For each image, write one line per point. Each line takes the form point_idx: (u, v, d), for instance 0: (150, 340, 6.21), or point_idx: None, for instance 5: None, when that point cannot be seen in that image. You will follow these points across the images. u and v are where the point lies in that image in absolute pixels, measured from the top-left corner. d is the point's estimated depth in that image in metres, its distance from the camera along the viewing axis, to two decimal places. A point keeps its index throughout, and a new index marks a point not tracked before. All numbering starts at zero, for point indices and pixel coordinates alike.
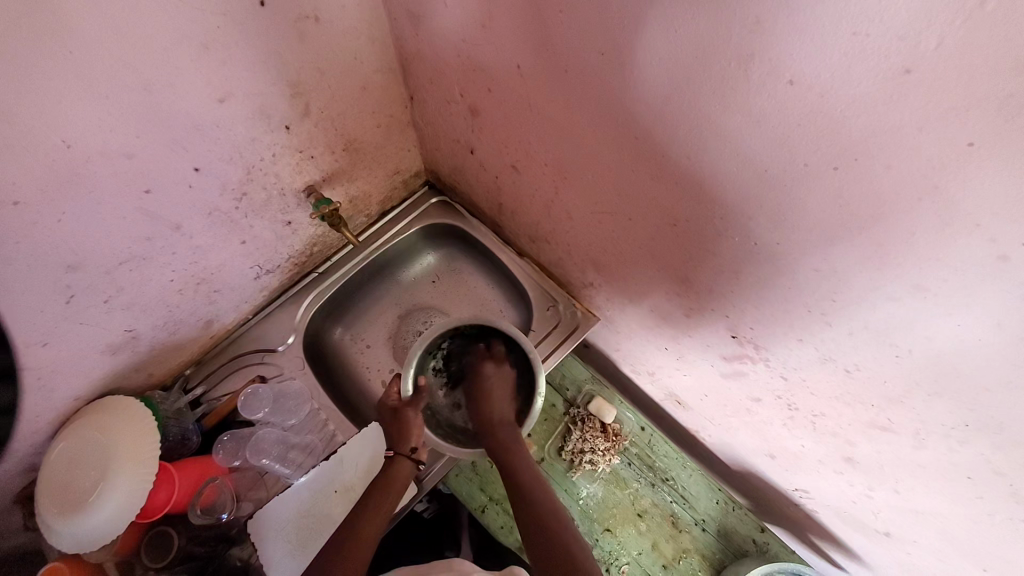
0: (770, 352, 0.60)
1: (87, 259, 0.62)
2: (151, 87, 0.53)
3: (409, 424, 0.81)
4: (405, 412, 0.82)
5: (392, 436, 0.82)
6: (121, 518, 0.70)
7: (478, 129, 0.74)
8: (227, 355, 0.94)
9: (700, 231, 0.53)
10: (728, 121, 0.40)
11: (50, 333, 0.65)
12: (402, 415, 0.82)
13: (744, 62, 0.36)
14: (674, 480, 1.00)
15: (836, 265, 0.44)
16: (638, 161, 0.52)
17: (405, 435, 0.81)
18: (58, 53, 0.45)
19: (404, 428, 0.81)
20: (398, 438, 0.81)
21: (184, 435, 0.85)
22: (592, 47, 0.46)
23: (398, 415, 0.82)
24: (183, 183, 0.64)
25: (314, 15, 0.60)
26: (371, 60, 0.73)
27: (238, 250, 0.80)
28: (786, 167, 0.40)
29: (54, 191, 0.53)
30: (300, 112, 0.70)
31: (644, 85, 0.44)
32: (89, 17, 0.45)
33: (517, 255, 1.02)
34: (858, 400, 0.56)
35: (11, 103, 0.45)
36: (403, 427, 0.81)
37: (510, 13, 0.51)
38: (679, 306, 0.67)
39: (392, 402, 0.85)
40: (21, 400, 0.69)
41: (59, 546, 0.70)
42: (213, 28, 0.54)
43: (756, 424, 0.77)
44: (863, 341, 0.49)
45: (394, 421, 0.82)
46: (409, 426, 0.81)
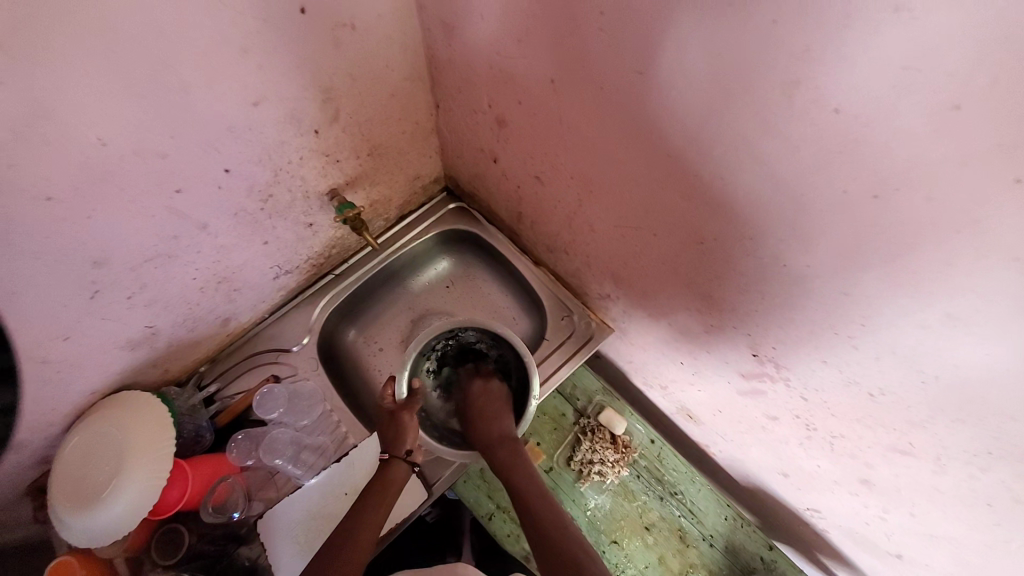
0: (791, 371, 0.60)
1: (114, 256, 0.62)
2: (188, 88, 0.54)
3: (404, 426, 0.79)
4: (401, 415, 0.81)
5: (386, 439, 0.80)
6: (134, 515, 0.70)
7: (503, 139, 0.75)
8: (243, 353, 0.94)
9: (727, 250, 0.53)
10: (767, 145, 0.41)
11: (74, 327, 0.66)
12: (397, 417, 0.80)
13: (789, 89, 0.36)
14: (683, 494, 0.99)
15: (866, 290, 0.44)
16: (669, 180, 0.53)
17: (400, 437, 0.78)
18: (103, 54, 0.46)
19: (399, 430, 0.79)
20: (393, 441, 0.80)
21: (197, 433, 0.85)
22: (631, 66, 0.46)
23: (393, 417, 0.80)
24: (212, 183, 0.65)
25: (350, 24, 0.62)
26: (401, 68, 0.73)
27: (260, 250, 0.81)
28: (822, 192, 0.40)
29: (87, 188, 0.54)
30: (329, 117, 0.71)
31: (682, 105, 0.45)
32: (135, 18, 0.46)
33: (533, 264, 1.02)
34: (880, 423, 0.56)
35: (54, 101, 0.46)
36: (398, 430, 0.79)
37: (549, 29, 0.51)
38: (700, 322, 0.68)
39: (387, 405, 0.82)
40: (41, 393, 0.70)
41: (72, 541, 0.70)
42: (253, 33, 0.54)
43: (770, 442, 0.77)
44: (889, 366, 0.49)
45: (390, 424, 0.80)
46: (404, 429, 0.79)
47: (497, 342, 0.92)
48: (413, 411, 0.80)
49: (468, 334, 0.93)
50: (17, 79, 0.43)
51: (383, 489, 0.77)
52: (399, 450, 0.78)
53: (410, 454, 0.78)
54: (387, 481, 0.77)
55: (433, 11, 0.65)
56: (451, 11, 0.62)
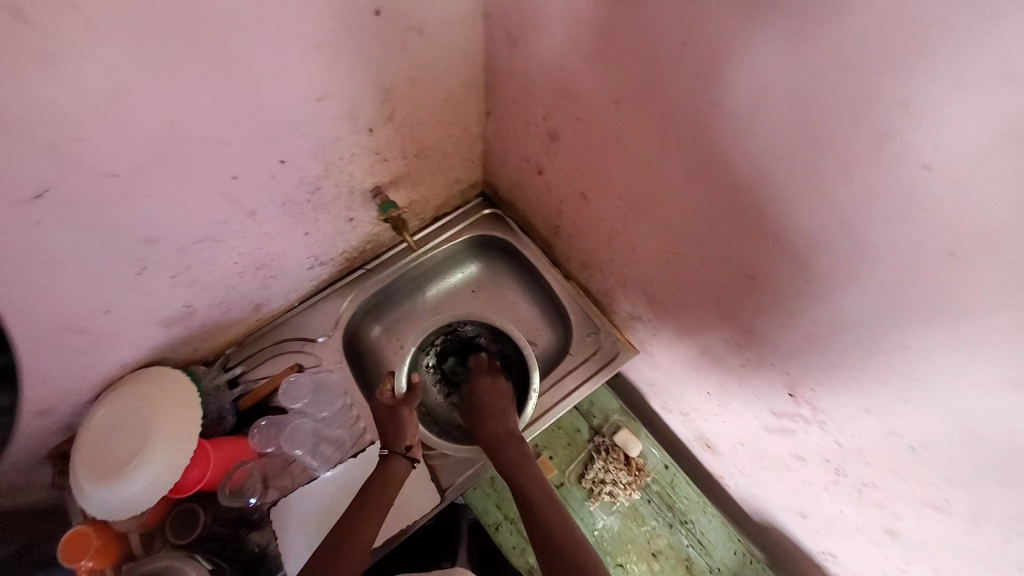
0: (828, 415, 0.59)
1: (165, 235, 0.63)
2: (259, 80, 0.55)
3: (403, 422, 0.80)
4: (399, 411, 0.81)
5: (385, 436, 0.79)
6: (156, 490, 0.71)
7: (553, 153, 0.75)
8: (270, 338, 0.95)
9: (779, 288, 0.53)
10: (842, 190, 0.41)
11: (117, 300, 0.67)
12: (396, 413, 0.80)
13: (879, 139, 0.36)
14: (693, 524, 0.98)
15: (925, 345, 0.43)
16: (728, 212, 0.52)
17: (400, 434, 0.79)
18: (187, 40, 0.47)
19: (399, 427, 0.79)
20: (392, 438, 0.79)
21: (220, 415, 0.85)
22: (707, 97, 0.46)
23: (392, 413, 0.80)
24: (266, 172, 0.66)
25: (419, 28, 0.63)
26: (460, 74, 0.74)
27: (300, 240, 0.82)
28: (896, 244, 0.40)
29: (151, 168, 0.55)
30: (385, 116, 0.72)
31: (756, 141, 0.44)
32: (221, 8, 0.47)
33: (563, 277, 1.02)
34: (916, 477, 0.55)
35: (134, 81, 0.47)
36: (398, 426, 0.79)
37: (621, 52, 0.51)
38: (736, 355, 0.67)
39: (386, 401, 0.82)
40: (78, 361, 0.71)
41: (92, 511, 0.70)
42: (327, 31, 0.55)
43: (793, 481, 0.76)
44: (938, 422, 0.48)
45: (389, 420, 0.80)
46: (403, 426, 0.80)
47: (497, 336, 0.95)
48: (412, 406, 0.81)
49: (468, 328, 0.97)
50: (104, 59, 0.44)
51: (384, 484, 0.77)
52: (398, 446, 0.78)
53: (410, 450, 0.78)
54: (388, 475, 0.77)
55: (500, 22, 0.66)
56: (520, 24, 0.62)
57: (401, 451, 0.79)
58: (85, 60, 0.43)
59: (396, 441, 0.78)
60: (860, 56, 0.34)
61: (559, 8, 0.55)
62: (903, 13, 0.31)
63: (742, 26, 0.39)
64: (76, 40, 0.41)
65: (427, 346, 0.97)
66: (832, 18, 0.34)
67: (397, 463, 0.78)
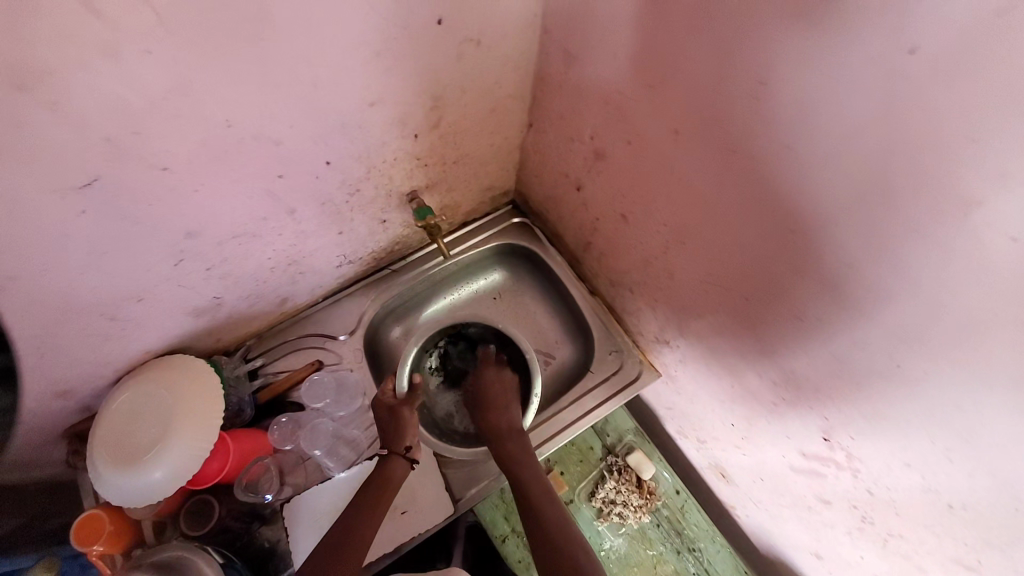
0: (864, 464, 0.58)
1: (206, 229, 0.63)
2: (317, 83, 0.54)
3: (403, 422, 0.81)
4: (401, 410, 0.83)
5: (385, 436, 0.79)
6: (173, 482, 0.71)
7: (597, 172, 0.74)
8: (292, 332, 0.94)
9: (831, 335, 0.52)
10: (914, 248, 0.40)
11: (152, 289, 0.66)
12: (397, 413, 0.82)
13: (965, 205, 0.35)
14: (701, 552, 0.97)
15: (985, 412, 0.42)
16: (782, 255, 0.52)
17: (400, 434, 0.79)
18: (252, 41, 0.46)
19: (399, 426, 0.80)
20: (392, 438, 0.79)
21: (239, 406, 0.85)
22: (779, 139, 0.45)
23: (392, 413, 0.81)
24: (311, 173, 0.65)
25: (476, 39, 0.62)
26: (509, 85, 0.73)
27: (333, 239, 0.81)
28: (967, 309, 0.39)
29: (201, 164, 0.54)
30: (431, 123, 0.71)
31: (826, 188, 0.43)
32: (287, 11, 0.46)
33: (588, 292, 1.01)
34: (951, 536, 0.54)
35: (196, 79, 0.46)
36: (398, 426, 0.80)
37: (691, 84, 0.50)
38: (771, 393, 0.66)
39: (387, 401, 0.83)
40: (106, 345, 0.71)
41: (106, 495, 0.70)
42: (388, 38, 0.55)
43: (813, 522, 0.75)
44: (983, 486, 0.46)
45: (389, 419, 0.81)
46: (403, 426, 0.81)
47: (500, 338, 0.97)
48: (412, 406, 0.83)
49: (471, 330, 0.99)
50: (168, 55, 0.43)
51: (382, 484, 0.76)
52: (398, 446, 0.78)
53: (409, 450, 0.78)
54: (386, 475, 0.77)
55: (558, 38, 0.65)
56: (581, 42, 0.61)
57: (401, 451, 0.78)
58: (149, 55, 0.42)
59: (396, 441, 0.78)
60: (956, 120, 0.33)
61: (627, 32, 0.54)
62: (1011, 83, 0.30)
63: (830, 76, 0.38)
64: (143, 36, 0.41)
65: (428, 347, 0.99)
66: (933, 79, 0.33)
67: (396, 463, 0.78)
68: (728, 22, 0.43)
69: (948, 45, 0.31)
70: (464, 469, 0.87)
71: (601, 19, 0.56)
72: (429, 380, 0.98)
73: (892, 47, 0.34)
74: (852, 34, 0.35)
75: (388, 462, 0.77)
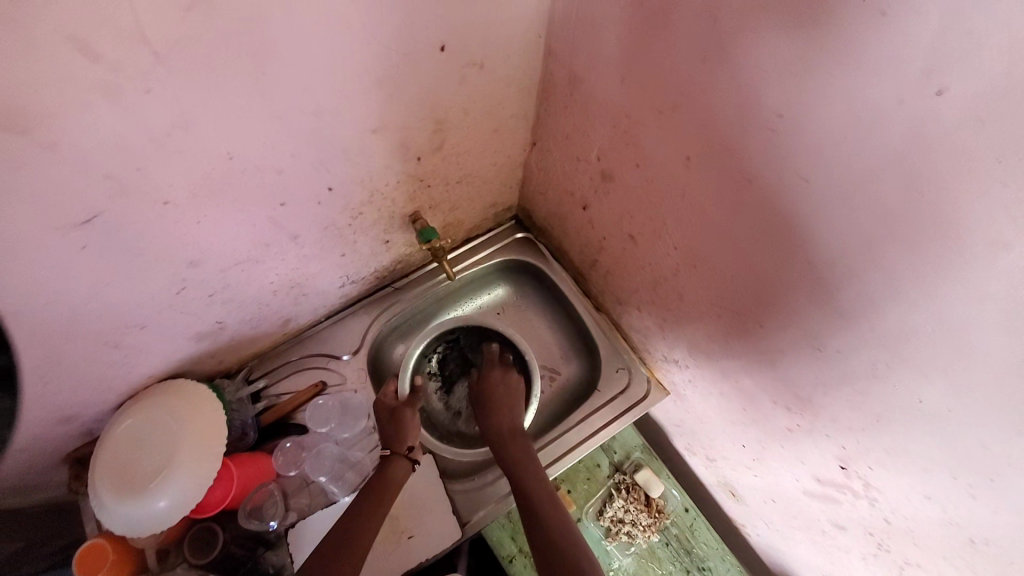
0: (880, 492, 0.57)
1: (208, 258, 0.62)
2: (319, 112, 0.54)
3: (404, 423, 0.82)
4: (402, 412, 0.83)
5: (386, 437, 0.80)
6: (177, 510, 0.70)
7: (604, 192, 0.73)
8: (295, 352, 0.93)
9: (847, 364, 0.51)
10: (938, 285, 0.39)
11: (154, 318, 0.66)
12: (399, 413, 0.83)
13: (995, 247, 0.34)
14: (711, 572, 0.96)
15: (1012, 451, 0.41)
16: (798, 285, 0.50)
17: (402, 434, 0.80)
18: (254, 75, 0.46)
19: (400, 428, 0.81)
20: (393, 440, 0.80)
21: (243, 429, 0.84)
22: (795, 172, 0.44)
23: (393, 415, 0.82)
24: (314, 199, 0.65)
25: (480, 63, 0.61)
26: (512, 106, 0.73)
27: (336, 261, 0.80)
28: (996, 349, 0.38)
29: (203, 196, 0.53)
30: (434, 145, 0.70)
31: (843, 221, 0.42)
32: (291, 44, 0.45)
33: (594, 308, 0.99)
34: (973, 569, 0.53)
35: (197, 114, 0.45)
36: (399, 427, 0.81)
37: (703, 112, 0.49)
38: (785, 417, 0.65)
39: (388, 402, 0.85)
40: (109, 374, 0.70)
41: (108, 524, 0.69)
42: (392, 66, 0.54)
43: (826, 545, 0.74)
44: (1008, 523, 0.45)
45: (390, 421, 0.81)
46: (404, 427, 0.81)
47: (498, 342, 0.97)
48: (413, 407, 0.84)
49: (469, 335, 0.98)
50: (170, 92, 0.42)
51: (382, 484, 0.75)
52: (400, 447, 0.79)
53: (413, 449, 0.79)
54: (387, 477, 0.76)
55: (563, 60, 0.64)
56: (587, 65, 0.60)
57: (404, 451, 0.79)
58: (149, 93, 0.41)
59: (399, 441, 0.79)
60: (983, 162, 0.32)
61: (636, 59, 0.53)
62: None
63: (852, 112, 0.37)
64: (144, 74, 0.40)
65: (427, 351, 0.97)
66: (960, 121, 0.32)
67: (398, 463, 0.78)
68: (742, 55, 0.42)
69: (977, 87, 0.30)
70: (471, 491, 0.87)
71: (608, 44, 0.55)
72: (429, 386, 0.97)
73: (918, 87, 0.33)
74: (873, 72, 0.34)
75: (389, 463, 0.77)
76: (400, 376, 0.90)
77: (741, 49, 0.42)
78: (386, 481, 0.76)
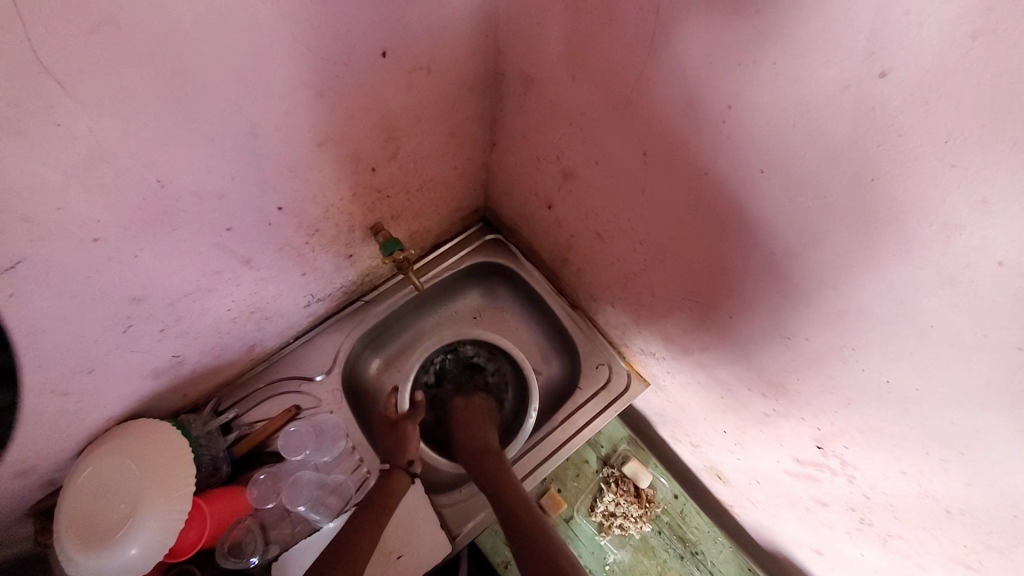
0: (858, 470, 0.58)
1: (153, 292, 0.58)
2: (257, 131, 0.50)
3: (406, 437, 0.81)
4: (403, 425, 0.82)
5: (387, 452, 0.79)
6: (151, 559, 0.66)
7: (566, 191, 0.72)
8: (266, 378, 0.89)
9: (818, 349, 0.51)
10: (894, 270, 0.38)
11: (102, 360, 0.61)
12: (400, 428, 0.82)
13: (949, 230, 0.33)
14: (704, 554, 0.97)
15: (981, 426, 0.42)
16: (765, 277, 0.50)
17: (403, 448, 0.79)
18: (176, 97, 0.42)
19: (403, 440, 0.80)
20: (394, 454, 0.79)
21: (215, 464, 0.79)
22: (751, 163, 0.43)
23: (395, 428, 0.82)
24: (263, 220, 0.62)
25: (427, 66, 0.59)
26: (466, 108, 0.70)
27: (297, 281, 0.77)
28: (957, 329, 0.38)
29: (136, 228, 0.50)
30: (389, 154, 0.67)
31: (801, 212, 0.42)
32: (214, 62, 0.42)
33: (569, 306, 0.98)
34: (948, 536, 0.54)
35: (114, 143, 0.42)
36: (401, 440, 0.80)
37: (656, 105, 0.47)
38: (761, 402, 0.65)
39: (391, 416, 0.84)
40: (61, 427, 0.65)
41: (67, 568, 0.64)
42: (331, 77, 0.51)
43: (812, 522, 0.75)
44: (981, 494, 0.46)
45: (392, 434, 0.81)
46: (406, 441, 0.80)
47: (495, 355, 0.96)
48: (413, 421, 0.82)
49: (467, 347, 0.97)
50: (83, 123, 0.39)
51: (383, 495, 0.74)
52: (400, 460, 0.78)
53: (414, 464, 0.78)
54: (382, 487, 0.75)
55: (512, 60, 0.62)
56: (537, 63, 0.58)
57: (404, 465, 0.78)
58: (60, 126, 0.38)
59: (398, 456, 0.78)
60: (929, 143, 0.31)
61: (586, 52, 0.51)
62: (990, 110, 0.28)
63: (800, 100, 0.36)
64: (50, 106, 0.36)
65: (426, 364, 0.95)
66: (905, 102, 0.31)
67: (397, 478, 0.76)
68: (690, 48, 0.40)
69: (918, 70, 0.29)
70: (457, 505, 0.85)
71: (556, 40, 0.53)
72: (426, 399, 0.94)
73: (862, 70, 0.32)
74: (817, 59, 0.33)
75: (392, 476, 0.76)
76: (400, 391, 0.89)
77: (687, 41, 0.40)
78: (375, 501, 0.73)
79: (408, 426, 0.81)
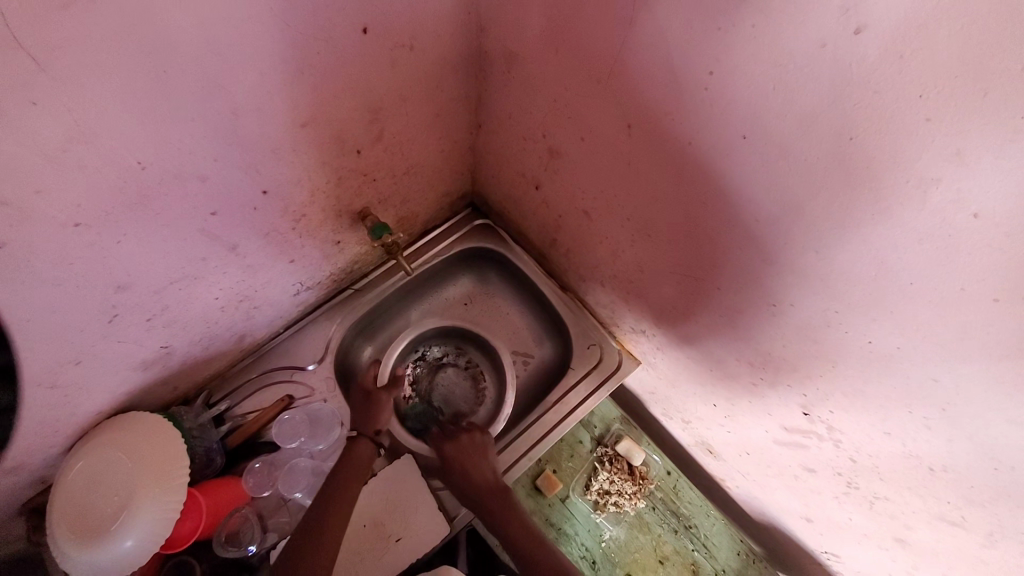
0: (843, 433, 0.59)
1: (138, 280, 0.57)
2: (238, 111, 0.50)
3: (380, 406, 0.82)
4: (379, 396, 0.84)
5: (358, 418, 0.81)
6: (127, 565, 0.65)
7: (554, 170, 0.72)
8: (257, 369, 0.88)
9: (804, 317, 0.52)
10: (872, 233, 0.40)
11: (89, 351, 0.60)
12: (374, 398, 0.83)
13: (925, 184, 0.34)
14: (697, 528, 1.00)
15: (960, 380, 0.43)
16: (749, 245, 0.51)
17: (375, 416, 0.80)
18: (154, 75, 0.41)
19: (375, 411, 0.81)
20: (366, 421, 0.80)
21: (208, 455, 0.79)
22: (735, 129, 0.43)
23: (370, 397, 0.83)
24: (248, 205, 0.61)
25: (409, 44, 0.58)
26: (449, 87, 0.70)
27: (285, 268, 0.77)
28: (937, 287, 0.39)
29: (119, 213, 0.49)
30: (374, 135, 0.67)
31: (782, 178, 0.43)
32: (191, 38, 0.41)
33: (561, 288, 0.98)
34: (932, 494, 0.55)
35: (92, 122, 0.41)
36: (376, 410, 0.81)
37: (640, 76, 0.47)
38: (750, 374, 0.67)
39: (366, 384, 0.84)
40: (49, 422, 0.64)
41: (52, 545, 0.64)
42: (313, 54, 0.50)
43: (801, 490, 0.76)
44: (962, 449, 0.48)
45: (364, 402, 0.82)
46: (380, 412, 0.82)
47: (462, 348, 1.01)
48: (390, 392, 0.84)
49: (434, 348, 1.01)
50: (59, 101, 0.38)
51: None
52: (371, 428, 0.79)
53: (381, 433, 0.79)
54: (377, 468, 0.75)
55: (495, 35, 0.62)
56: (519, 38, 0.58)
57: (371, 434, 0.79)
58: (35, 105, 0.37)
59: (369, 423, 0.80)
60: (903, 98, 0.32)
61: (567, 27, 0.51)
62: (959, 62, 0.29)
63: (777, 62, 0.37)
64: (25, 84, 0.36)
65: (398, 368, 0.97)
66: (881, 59, 0.32)
67: (362, 445, 0.77)
68: (670, 15, 0.41)
69: (894, 23, 0.30)
70: None
71: (537, 16, 0.53)
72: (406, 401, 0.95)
73: (838, 28, 0.32)
74: (794, 20, 0.34)
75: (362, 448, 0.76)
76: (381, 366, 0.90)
77: (669, 7, 0.40)
78: None
79: (382, 396, 0.83)
